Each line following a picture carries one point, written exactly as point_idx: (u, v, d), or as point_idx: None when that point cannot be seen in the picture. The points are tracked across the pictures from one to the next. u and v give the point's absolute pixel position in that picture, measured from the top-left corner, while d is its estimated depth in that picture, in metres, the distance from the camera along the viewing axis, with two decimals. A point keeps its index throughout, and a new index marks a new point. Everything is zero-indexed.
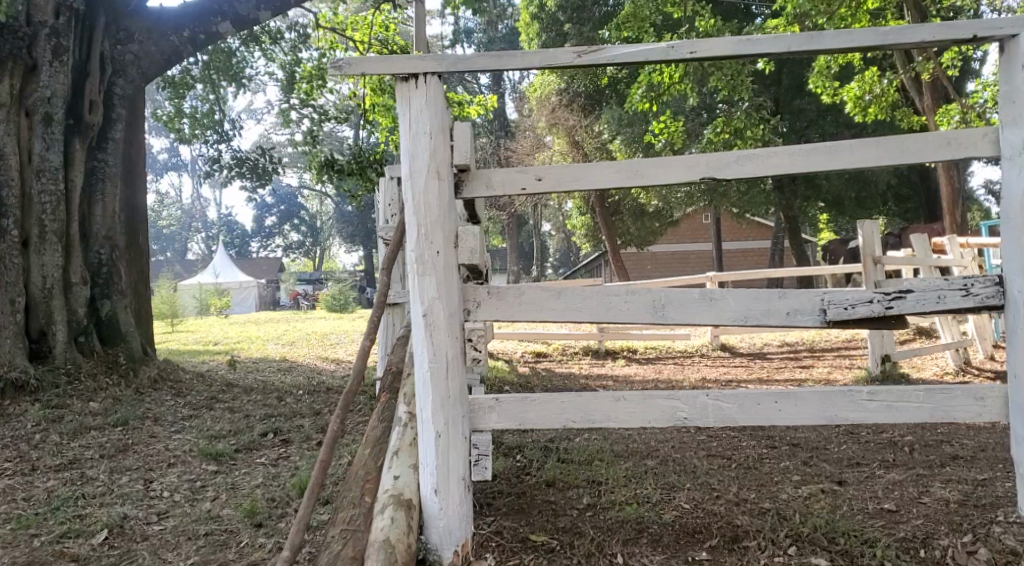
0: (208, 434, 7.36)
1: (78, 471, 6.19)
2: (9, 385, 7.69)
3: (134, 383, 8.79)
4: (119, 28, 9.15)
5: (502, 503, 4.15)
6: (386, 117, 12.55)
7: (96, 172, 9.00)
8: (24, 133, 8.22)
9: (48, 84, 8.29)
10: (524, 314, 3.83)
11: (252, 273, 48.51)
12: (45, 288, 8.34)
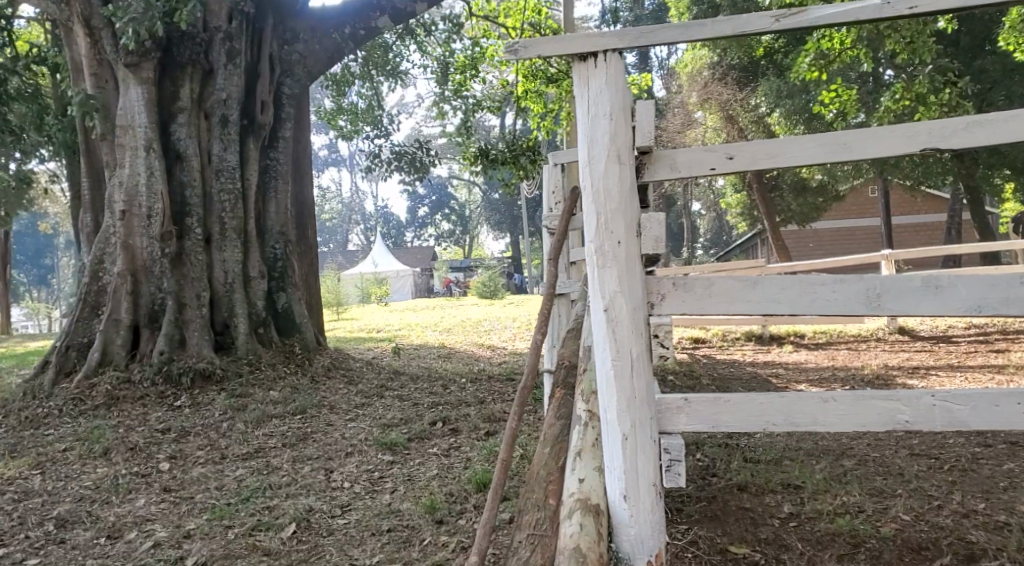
0: (381, 422, 7.35)
1: (263, 459, 6.37)
2: (197, 375, 7.98)
3: (310, 372, 8.90)
4: (286, 29, 9.39)
5: (694, 509, 3.89)
6: (538, 102, 12.12)
7: (269, 171, 9.32)
8: (204, 135, 8.54)
9: (224, 87, 8.58)
10: (717, 306, 3.51)
11: (407, 262, 50.09)
12: (227, 283, 8.68)
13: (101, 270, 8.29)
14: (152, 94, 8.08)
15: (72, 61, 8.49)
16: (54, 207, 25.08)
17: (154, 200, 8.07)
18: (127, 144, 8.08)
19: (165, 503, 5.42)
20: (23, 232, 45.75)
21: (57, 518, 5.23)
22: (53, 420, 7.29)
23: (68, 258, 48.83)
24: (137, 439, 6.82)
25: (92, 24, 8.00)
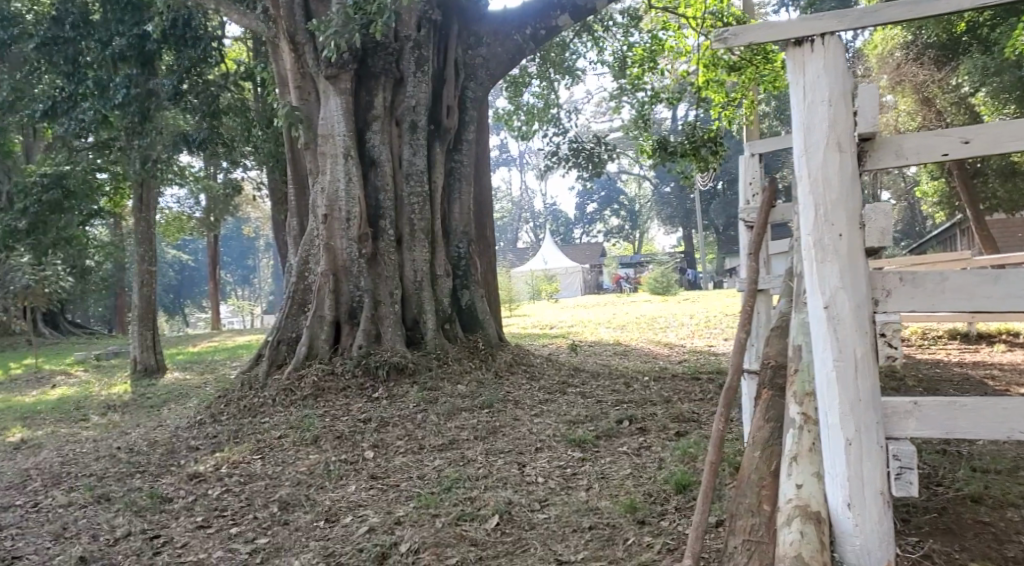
0: (568, 419, 7.27)
1: (458, 451, 6.57)
2: (392, 368, 8.19)
3: (493, 367, 8.81)
4: (470, 34, 9.64)
5: (924, 522, 3.63)
6: (721, 93, 11.59)
7: (453, 173, 9.52)
8: (395, 141, 8.82)
9: (414, 94, 8.83)
10: (953, 301, 3.22)
11: (576, 258, 50.09)
12: (416, 281, 8.86)
13: (305, 271, 8.80)
14: (349, 104, 8.44)
15: (279, 76, 9.12)
16: (254, 210, 27.12)
17: (352, 205, 8.41)
18: (327, 151, 8.49)
19: (374, 490, 5.83)
20: (228, 235, 50.01)
21: (280, 501, 5.77)
22: (268, 408, 7.90)
23: (266, 258, 52.87)
24: (342, 428, 7.27)
25: (297, 39, 8.44)
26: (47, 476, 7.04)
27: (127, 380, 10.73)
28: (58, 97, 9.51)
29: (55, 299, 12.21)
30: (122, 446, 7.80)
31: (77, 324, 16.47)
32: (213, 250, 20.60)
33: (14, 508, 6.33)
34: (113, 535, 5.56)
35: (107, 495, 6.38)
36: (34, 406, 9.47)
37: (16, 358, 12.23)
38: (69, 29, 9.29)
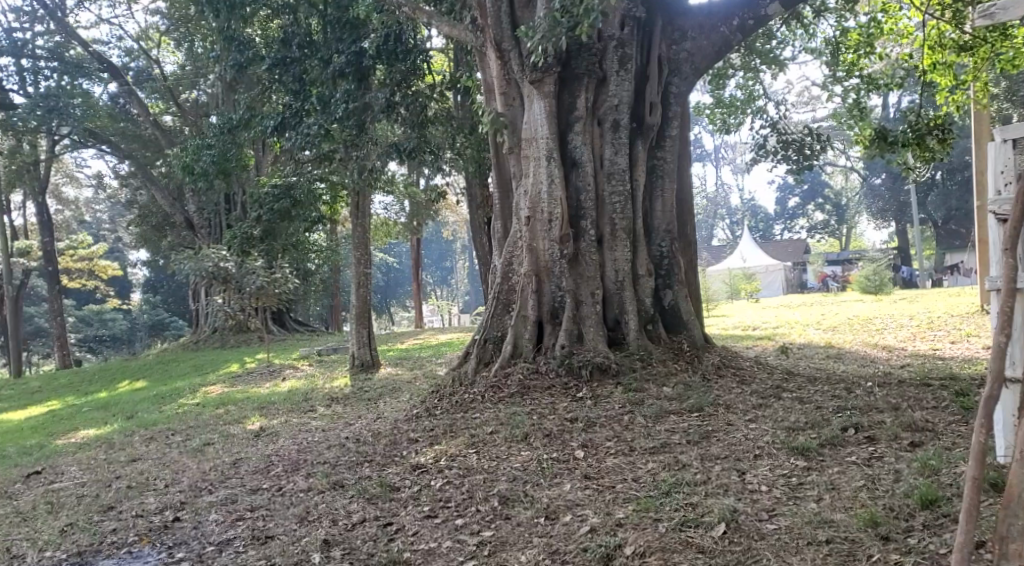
0: (785, 425, 6.91)
1: (671, 455, 6.50)
2: (595, 368, 8.15)
3: (700, 370, 8.55)
4: (675, 28, 9.39)
5: None
6: (948, 77, 10.58)
7: (655, 170, 9.23)
8: (596, 141, 8.78)
9: (616, 93, 8.77)
10: None
11: (777, 255, 47.73)
12: (618, 281, 8.70)
13: (509, 271, 8.94)
14: (553, 106, 8.52)
15: (486, 83, 9.40)
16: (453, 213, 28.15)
17: (554, 205, 8.43)
18: (531, 154, 8.61)
19: (589, 489, 6.04)
20: (429, 238, 52.63)
21: (500, 495, 6.19)
22: (478, 404, 8.19)
23: (463, 259, 55.01)
24: (551, 426, 7.39)
25: (503, 46, 8.62)
26: (286, 462, 7.82)
27: (346, 374, 11.50)
28: (287, 113, 10.21)
29: (283, 299, 13.33)
30: (348, 437, 8.40)
31: (301, 322, 17.87)
32: (416, 251, 21.58)
33: (262, 491, 7.12)
34: (350, 521, 6.28)
35: (341, 481, 7.11)
36: (269, 396, 10.38)
37: (252, 352, 13.48)
38: (296, 50, 10.15)
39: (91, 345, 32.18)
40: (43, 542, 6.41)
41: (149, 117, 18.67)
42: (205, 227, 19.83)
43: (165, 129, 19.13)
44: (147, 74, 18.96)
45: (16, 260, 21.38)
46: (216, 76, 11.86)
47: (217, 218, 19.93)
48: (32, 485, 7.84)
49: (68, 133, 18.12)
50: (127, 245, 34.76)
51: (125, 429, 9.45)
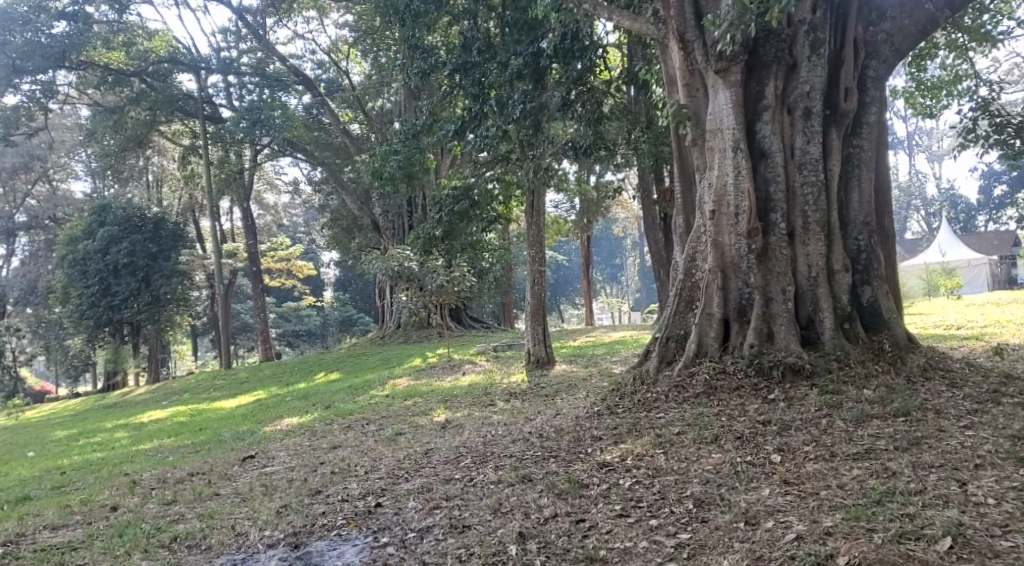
0: (1010, 433, 6.31)
1: (879, 462, 6.11)
2: (787, 369, 7.83)
3: (904, 371, 7.96)
4: (872, 9, 8.79)
5: None
6: None
7: (851, 159, 8.65)
8: (786, 130, 8.38)
9: (808, 79, 8.32)
10: None
11: (978, 249, 43.76)
12: (811, 277, 8.23)
13: (693, 267, 8.72)
14: (739, 96, 8.25)
15: (667, 75, 9.26)
16: (625, 211, 27.85)
17: (741, 198, 8.16)
18: (716, 146, 8.37)
19: (791, 496, 5.87)
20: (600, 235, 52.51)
21: (694, 498, 6.13)
22: (662, 404, 8.05)
23: (635, 256, 54.42)
24: (742, 428, 7.14)
25: (686, 37, 8.50)
26: (474, 454, 8.09)
27: (523, 370, 11.65)
28: (466, 117, 10.38)
29: (462, 296, 13.73)
30: (532, 431, 8.53)
31: (478, 318, 18.33)
32: (587, 248, 21.57)
33: (455, 481, 7.48)
34: (542, 515, 6.42)
35: (529, 475, 7.26)
36: (452, 390, 10.73)
37: (433, 347, 13.98)
38: (477, 55, 10.37)
39: (290, 340, 34.64)
40: (263, 521, 7.10)
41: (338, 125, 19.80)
42: (389, 229, 20.28)
43: (353, 135, 20.19)
44: (337, 84, 20.11)
45: (225, 262, 23.36)
46: (401, 84, 12.39)
47: (400, 220, 20.39)
48: (247, 468, 8.58)
49: (269, 143, 19.57)
50: (319, 246, 37.07)
51: (325, 417, 10.11)
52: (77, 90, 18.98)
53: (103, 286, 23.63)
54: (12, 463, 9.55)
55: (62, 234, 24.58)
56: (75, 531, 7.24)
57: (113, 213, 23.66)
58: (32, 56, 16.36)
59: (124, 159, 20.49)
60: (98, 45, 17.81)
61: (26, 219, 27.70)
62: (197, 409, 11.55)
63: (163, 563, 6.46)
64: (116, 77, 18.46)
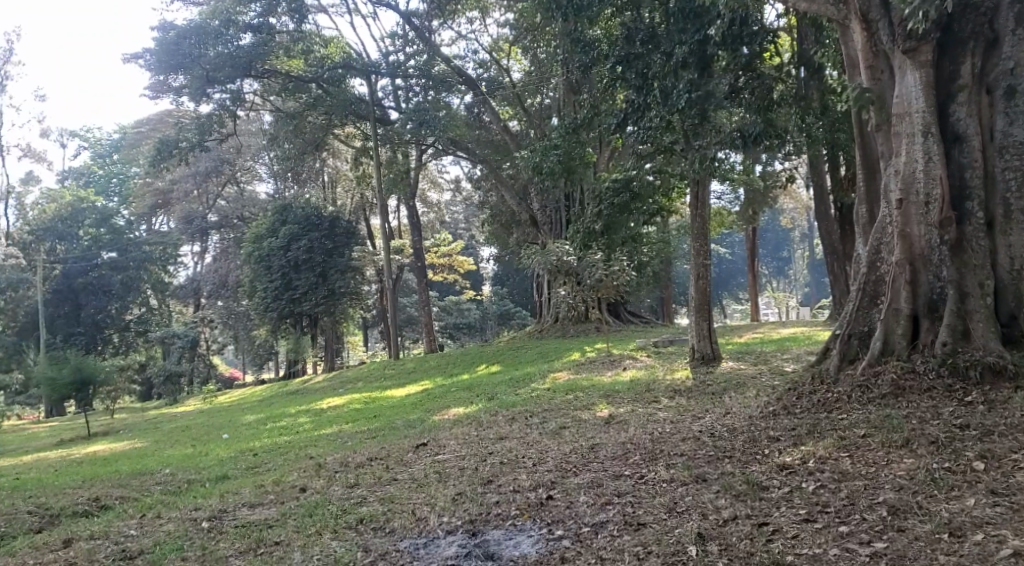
0: None
1: None
2: (987, 370, 7.20)
3: None
4: None
5: None
6: None
7: None
8: (985, 112, 7.72)
9: (1011, 55, 7.61)
10: None
11: None
12: (1014, 271, 7.48)
13: (877, 260, 8.20)
14: (930, 76, 7.70)
15: (849, 57, 8.82)
16: (794, 201, 26.61)
17: (932, 186, 7.61)
18: (903, 131, 7.85)
19: (1001, 510, 5.44)
20: (766, 227, 50.48)
21: (888, 504, 5.79)
22: (844, 405, 7.66)
23: (803, 249, 51.98)
24: (936, 432, 6.65)
25: (870, 17, 8.04)
26: (643, 451, 7.99)
27: (686, 366, 11.44)
28: (629, 109, 10.22)
29: (621, 291, 13.62)
30: (702, 430, 8.33)
31: (636, 313, 18.16)
32: (752, 240, 20.78)
33: (626, 477, 7.42)
34: (721, 516, 6.25)
35: (703, 475, 7.10)
36: (613, 385, 10.67)
37: (593, 342, 13.95)
38: (640, 46, 10.16)
39: (452, 332, 35.72)
40: (440, 507, 7.36)
41: (500, 123, 20.11)
42: (547, 223, 20.20)
43: (513, 132, 20.51)
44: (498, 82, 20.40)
45: (392, 257, 24.38)
46: (564, 79, 12.39)
47: (559, 214, 20.25)
48: (420, 455, 8.90)
49: (433, 141, 20.22)
50: (479, 242, 37.88)
51: (490, 408, 10.33)
52: (261, 97, 20.41)
53: (284, 280, 25.34)
54: (210, 444, 10.37)
55: (249, 231, 26.59)
56: (270, 510, 7.76)
57: (294, 213, 25.24)
58: (223, 67, 17.78)
59: (302, 160, 21.89)
60: (280, 54, 18.91)
61: (217, 218, 30.18)
62: (370, 398, 12.11)
63: (351, 544, 6.80)
64: (296, 83, 19.49)
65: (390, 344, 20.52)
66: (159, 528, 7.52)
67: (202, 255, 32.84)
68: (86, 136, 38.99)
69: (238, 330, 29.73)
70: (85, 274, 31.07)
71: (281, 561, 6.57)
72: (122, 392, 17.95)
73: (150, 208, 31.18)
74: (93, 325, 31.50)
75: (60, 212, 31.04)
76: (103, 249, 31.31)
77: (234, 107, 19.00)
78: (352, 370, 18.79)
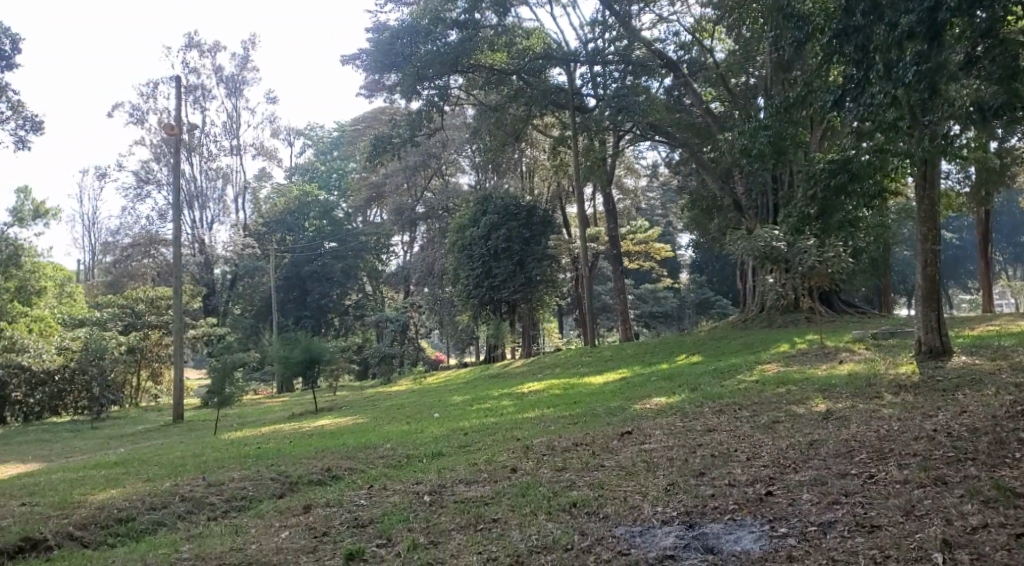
0: None
1: None
2: None
3: None
4: None
5: None
6: None
7: None
8: None
9: None
10: None
11: None
12: None
13: None
14: None
15: None
16: None
17: None
18: None
19: None
20: (1002, 209, 46.04)
21: None
22: None
23: None
24: None
25: None
26: (870, 449, 7.52)
27: (910, 361, 10.63)
28: (848, 85, 9.52)
29: (835, 278, 12.93)
30: (936, 429, 7.73)
31: (849, 301, 17.14)
32: (987, 222, 18.93)
33: (852, 476, 7.02)
34: (968, 523, 5.76)
35: (942, 478, 6.58)
36: (829, 379, 10.13)
37: (802, 332, 13.32)
38: (860, 17, 9.22)
39: (649, 320, 35.43)
40: (653, 497, 7.29)
41: (700, 106, 19.71)
42: (753, 209, 19.41)
43: (715, 114, 19.87)
44: (699, 63, 19.83)
45: (588, 245, 24.50)
46: (777, 57, 11.82)
47: (765, 198, 19.44)
48: (626, 442, 8.88)
49: (633, 127, 20.09)
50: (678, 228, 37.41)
51: (694, 399, 10.14)
52: (466, 92, 21.16)
53: (484, 268, 26.22)
54: (423, 423, 10.91)
55: (453, 221, 27.86)
56: (485, 488, 8.04)
57: (494, 203, 26.13)
58: (432, 64, 18.45)
59: (504, 152, 22.50)
60: (484, 49, 19.49)
61: (425, 210, 31.30)
62: (569, 384, 12.28)
63: (567, 526, 6.89)
64: (499, 75, 20.17)
65: (586, 332, 20.69)
66: (386, 499, 8.01)
67: (410, 243, 34.84)
68: (311, 134, 42.56)
69: (444, 314, 30.73)
70: (309, 262, 34.52)
71: (500, 539, 6.79)
72: (345, 371, 19.40)
73: (365, 200, 33.39)
74: (319, 308, 34.86)
75: (289, 207, 34.70)
76: (326, 239, 34.93)
77: (441, 103, 19.79)
78: (552, 355, 19.14)
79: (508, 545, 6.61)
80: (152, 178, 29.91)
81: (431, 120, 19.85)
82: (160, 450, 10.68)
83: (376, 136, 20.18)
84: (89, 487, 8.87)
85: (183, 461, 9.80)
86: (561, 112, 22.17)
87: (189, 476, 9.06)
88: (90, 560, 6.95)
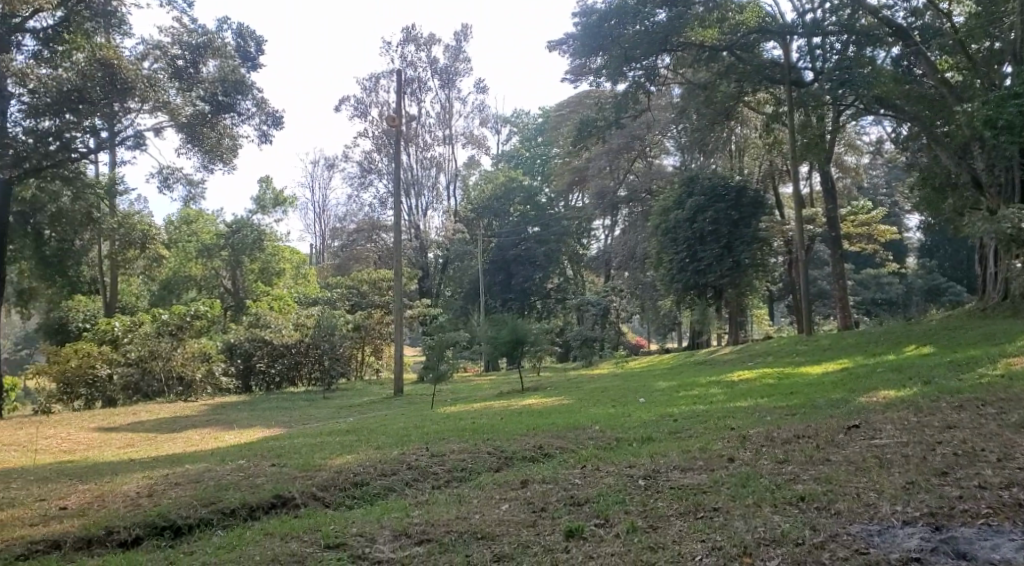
0: None
1: None
2: None
3: None
4: None
5: None
6: None
7: None
8: None
9: None
10: None
11: None
12: None
13: None
14: None
15: None
16: None
17: None
18: None
19: None
20: None
21: None
22: None
23: None
24: None
25: None
26: None
27: None
28: None
29: None
30: None
31: None
32: None
33: None
34: None
35: None
36: None
37: None
38: None
39: (869, 308, 33.22)
40: (890, 495, 6.85)
41: (934, 76, 18.14)
42: (994, 186, 17.57)
43: (951, 84, 18.21)
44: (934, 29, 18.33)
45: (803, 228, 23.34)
46: None
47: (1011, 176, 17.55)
48: (854, 437, 8.40)
49: (856, 100, 18.97)
50: (904, 208, 34.96)
51: (930, 393, 9.40)
52: (674, 71, 21.03)
53: (690, 251, 25.72)
54: (630, 407, 10.90)
55: (657, 204, 27.68)
56: (703, 475, 7.90)
57: (700, 184, 25.71)
58: (640, 43, 18.57)
59: (714, 130, 21.88)
60: (695, 27, 19.28)
61: (627, 193, 31.33)
62: (783, 373, 11.81)
63: (796, 520, 6.62)
64: (710, 52, 19.82)
65: (802, 321, 19.65)
66: (601, 480, 8.07)
67: (613, 226, 34.94)
68: (517, 119, 43.69)
69: (645, 299, 30.54)
70: (514, 247, 35.52)
71: (724, 528, 6.63)
72: (550, 352, 19.75)
73: (568, 184, 33.81)
74: (523, 291, 35.70)
75: (496, 192, 35.98)
76: (530, 224, 35.81)
77: (648, 82, 19.69)
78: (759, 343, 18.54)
79: (733, 535, 6.45)
80: (374, 168, 31.94)
81: (637, 101, 19.81)
82: (384, 421, 11.43)
83: (583, 120, 20.45)
84: (328, 452, 9.64)
85: (406, 432, 10.40)
86: (775, 87, 21.40)
87: (412, 447, 9.61)
88: (334, 519, 7.55)
